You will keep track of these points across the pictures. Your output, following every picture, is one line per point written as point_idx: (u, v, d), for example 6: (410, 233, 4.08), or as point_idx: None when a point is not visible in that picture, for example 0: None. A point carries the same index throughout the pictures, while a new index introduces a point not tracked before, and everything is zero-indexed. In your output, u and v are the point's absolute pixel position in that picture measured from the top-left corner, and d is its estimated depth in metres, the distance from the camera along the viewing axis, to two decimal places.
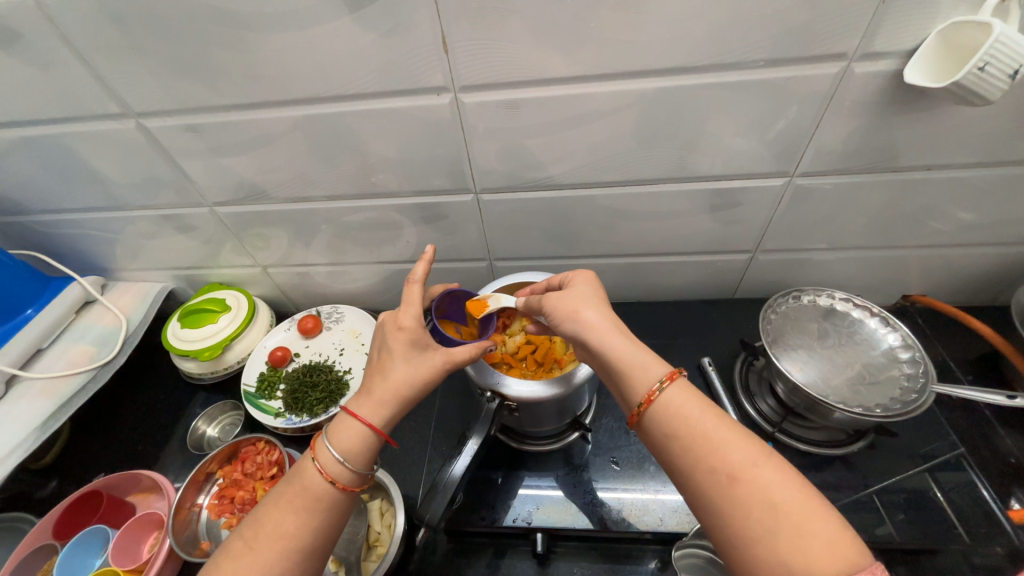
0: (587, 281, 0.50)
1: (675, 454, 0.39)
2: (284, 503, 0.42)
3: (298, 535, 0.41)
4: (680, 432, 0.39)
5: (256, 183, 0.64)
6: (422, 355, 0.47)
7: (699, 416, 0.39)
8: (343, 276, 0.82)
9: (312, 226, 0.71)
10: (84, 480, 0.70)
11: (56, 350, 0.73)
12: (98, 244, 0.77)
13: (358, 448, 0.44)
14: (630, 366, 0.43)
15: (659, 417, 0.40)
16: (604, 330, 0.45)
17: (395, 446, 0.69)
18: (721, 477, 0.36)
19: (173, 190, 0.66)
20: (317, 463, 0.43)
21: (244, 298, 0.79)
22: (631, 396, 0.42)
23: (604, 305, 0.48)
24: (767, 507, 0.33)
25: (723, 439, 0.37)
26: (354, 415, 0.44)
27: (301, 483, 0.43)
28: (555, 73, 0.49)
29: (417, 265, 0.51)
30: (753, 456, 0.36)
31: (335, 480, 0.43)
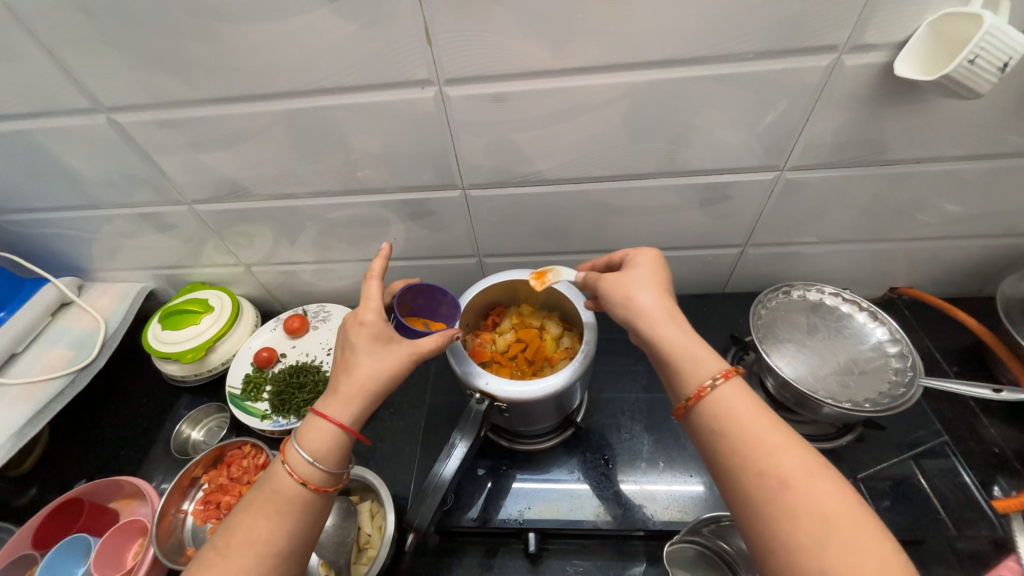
0: (648, 262, 0.49)
1: (722, 453, 0.39)
2: (258, 509, 0.41)
3: (272, 538, 0.40)
4: (729, 431, 0.39)
5: (236, 180, 0.62)
6: (385, 348, 0.46)
7: (752, 419, 0.39)
8: (330, 274, 0.80)
9: (296, 224, 0.69)
10: (66, 486, 0.69)
11: (32, 354, 0.70)
12: (72, 244, 0.75)
13: (327, 448, 0.43)
14: (683, 360, 0.42)
15: (709, 415, 0.40)
16: (659, 318, 0.44)
17: (385, 446, 0.68)
18: (769, 483, 0.36)
19: (150, 188, 0.64)
20: (287, 466, 0.42)
21: (227, 298, 0.77)
22: (680, 387, 0.42)
23: (663, 290, 0.47)
24: (816, 518, 0.34)
25: (776, 446, 0.37)
26: (322, 416, 0.43)
27: (273, 487, 0.42)
28: (543, 66, 0.47)
29: (372, 263, 0.51)
30: (808, 466, 0.36)
31: (307, 482, 0.42)
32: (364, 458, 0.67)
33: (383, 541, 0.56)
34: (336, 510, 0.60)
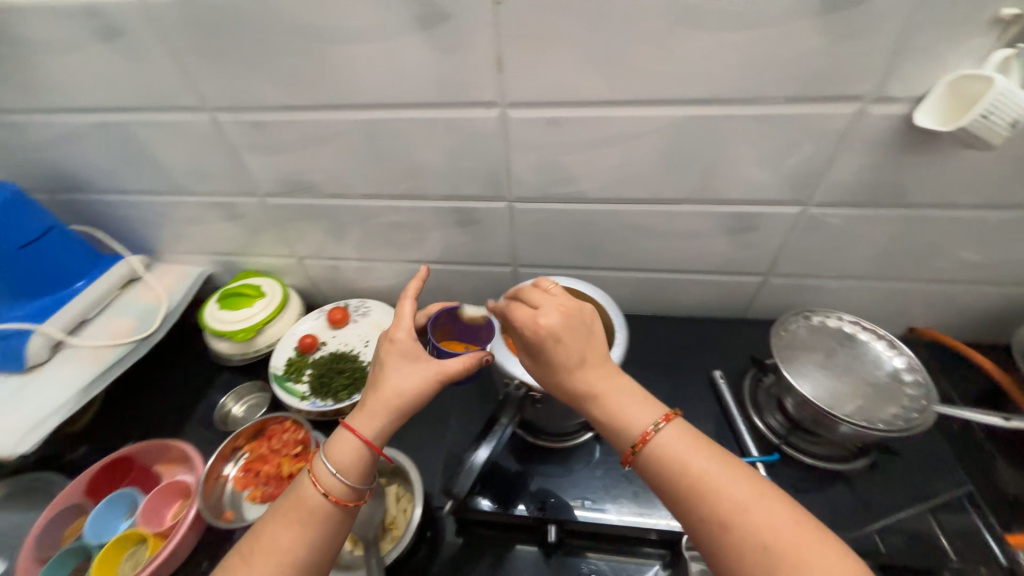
0: (551, 306, 0.48)
1: (673, 502, 0.43)
2: (285, 519, 0.45)
3: (294, 549, 0.44)
4: (672, 483, 0.42)
5: (307, 179, 0.69)
6: (413, 366, 0.49)
7: (694, 455, 0.43)
8: (373, 273, 0.86)
9: (352, 223, 0.76)
10: (114, 447, 0.73)
11: (101, 321, 0.77)
12: (148, 225, 0.83)
13: (352, 463, 0.47)
14: (627, 410, 0.45)
15: (658, 457, 0.43)
16: (595, 377, 0.47)
17: (411, 434, 0.71)
18: (713, 525, 0.40)
19: (229, 180, 0.71)
20: (313, 479, 0.46)
21: (278, 286, 0.83)
22: (626, 436, 0.44)
23: (589, 345, 0.48)
24: (761, 551, 0.38)
25: (714, 488, 0.41)
26: (351, 430, 0.47)
27: (298, 498, 0.46)
28: (596, 97, 0.54)
29: (410, 283, 0.55)
30: (751, 489, 0.41)
31: (330, 496, 0.46)
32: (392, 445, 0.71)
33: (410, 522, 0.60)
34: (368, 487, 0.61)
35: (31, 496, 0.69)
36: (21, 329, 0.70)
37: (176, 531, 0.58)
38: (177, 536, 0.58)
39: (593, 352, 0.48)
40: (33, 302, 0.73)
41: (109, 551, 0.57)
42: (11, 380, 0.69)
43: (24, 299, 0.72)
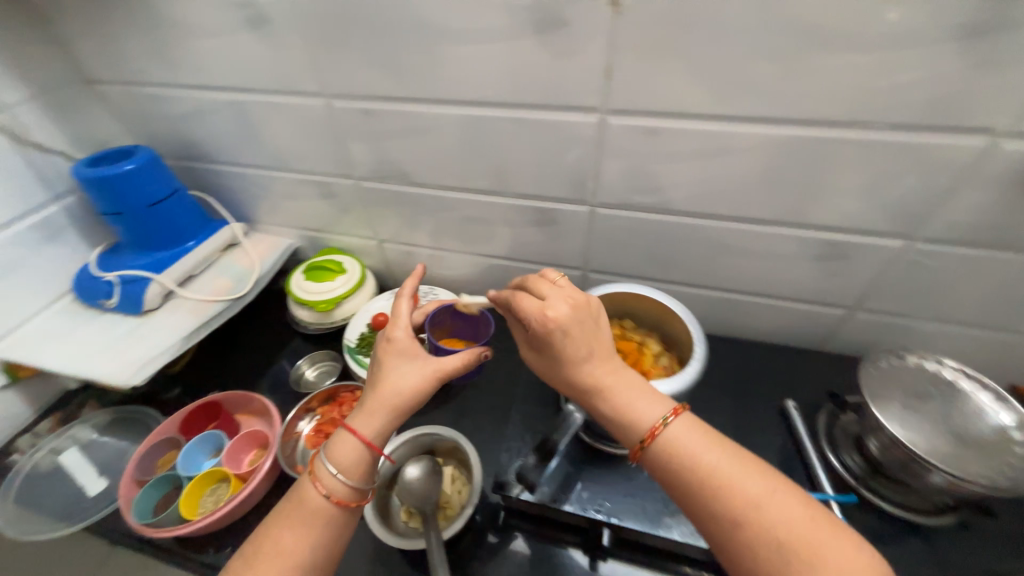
0: (558, 300, 0.50)
1: (686, 499, 0.44)
2: (287, 522, 0.48)
3: (298, 551, 0.46)
4: (685, 480, 0.44)
5: (402, 166, 0.73)
6: (410, 364, 0.53)
7: (705, 449, 0.45)
8: (445, 262, 0.89)
9: (435, 212, 0.79)
10: (202, 392, 0.80)
11: (204, 280, 0.85)
12: (251, 197, 0.90)
13: (352, 462, 0.50)
14: (635, 406, 0.47)
15: (669, 452, 0.45)
16: (605, 370, 0.49)
17: (470, 421, 0.73)
18: (725, 519, 0.42)
19: (331, 161, 0.77)
20: (314, 480, 0.49)
21: (357, 265, 0.88)
22: (636, 432, 0.47)
23: (595, 339, 0.50)
24: (774, 547, 0.40)
25: (726, 485, 0.43)
26: (352, 431, 0.51)
27: (301, 500, 0.49)
28: (701, 109, 0.54)
29: (405, 287, 0.60)
30: (763, 484, 0.43)
31: (331, 497, 0.49)
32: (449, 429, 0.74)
33: (466, 502, 0.62)
34: (425, 465, 0.64)
35: (133, 427, 0.77)
36: (141, 276, 0.78)
37: (252, 479, 0.62)
38: (253, 483, 0.62)
39: (597, 345, 0.50)
40: (151, 254, 0.81)
41: (197, 485, 0.63)
42: (127, 322, 0.77)
43: (145, 251, 0.81)
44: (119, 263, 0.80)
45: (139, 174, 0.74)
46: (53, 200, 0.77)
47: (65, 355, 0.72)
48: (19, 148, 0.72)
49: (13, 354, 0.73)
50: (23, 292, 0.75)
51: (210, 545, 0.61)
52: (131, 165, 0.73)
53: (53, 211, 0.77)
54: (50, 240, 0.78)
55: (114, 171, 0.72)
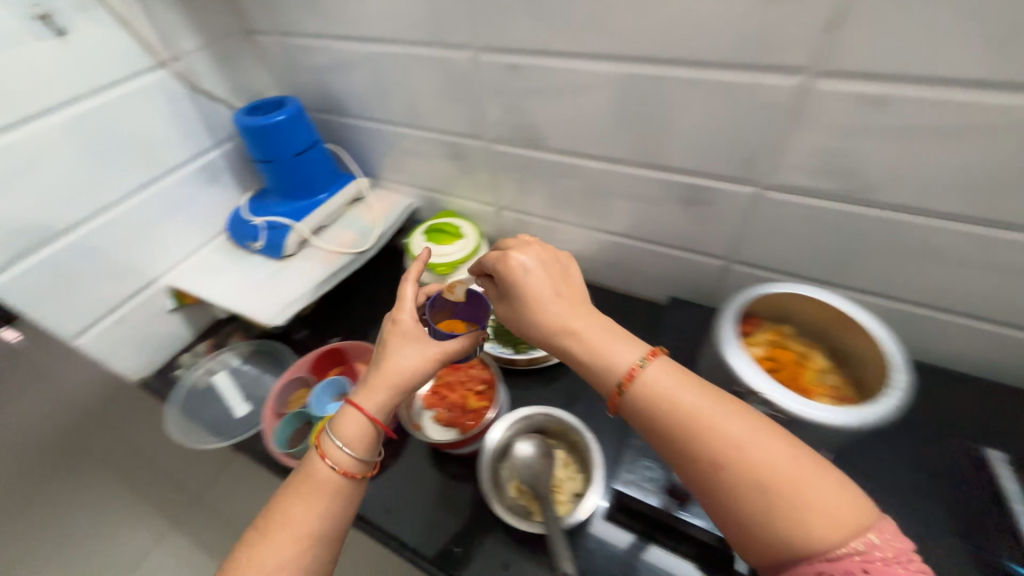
0: (537, 276, 0.51)
1: (666, 444, 0.42)
2: (296, 497, 0.50)
3: (305, 520, 0.49)
4: (665, 425, 0.42)
5: (541, 129, 0.68)
6: (415, 346, 0.55)
7: (685, 393, 0.42)
8: (564, 236, 0.84)
9: (565, 182, 0.74)
10: (326, 337, 0.86)
11: (333, 231, 0.89)
12: (380, 154, 0.92)
13: (356, 436, 0.52)
14: (610, 352, 0.46)
15: (648, 396, 0.43)
16: (594, 322, 0.48)
17: (581, 406, 0.71)
18: (706, 463, 0.39)
19: (466, 120, 0.74)
20: (320, 456, 0.52)
21: (474, 231, 0.87)
22: (611, 377, 0.45)
23: (577, 303, 0.50)
24: (757, 489, 0.38)
25: (704, 427, 0.40)
26: (357, 410, 0.52)
27: (309, 474, 0.51)
28: (955, 74, 0.42)
29: (411, 267, 0.61)
30: (745, 426, 0.40)
31: (336, 468, 0.51)
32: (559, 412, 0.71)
33: (582, 490, 0.60)
34: (538, 445, 0.62)
35: (270, 360, 0.85)
36: (282, 223, 0.83)
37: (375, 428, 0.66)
38: None
39: (569, 297, 0.50)
40: (291, 203, 0.86)
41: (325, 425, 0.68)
42: (269, 265, 0.83)
43: (286, 199, 0.86)
44: (264, 209, 0.86)
45: (288, 126, 0.77)
46: (215, 144, 0.84)
47: (220, 289, 0.79)
48: (192, 93, 0.77)
49: (181, 283, 0.82)
50: (190, 227, 0.83)
51: None
52: (281, 116, 0.76)
53: (214, 155, 0.84)
54: (212, 182, 0.85)
55: (267, 121, 0.76)
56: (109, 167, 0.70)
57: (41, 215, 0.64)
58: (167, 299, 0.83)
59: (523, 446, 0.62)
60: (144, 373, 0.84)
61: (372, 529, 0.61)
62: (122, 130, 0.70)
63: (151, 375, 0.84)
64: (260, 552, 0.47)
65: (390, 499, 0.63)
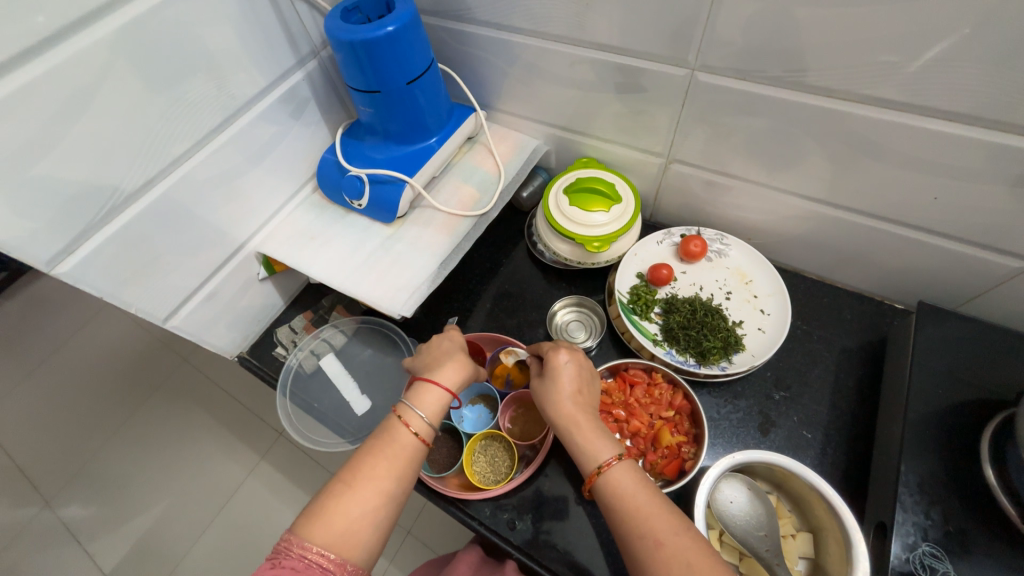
0: (567, 374, 0.50)
1: (617, 529, 0.42)
2: (379, 454, 0.45)
3: (386, 479, 0.44)
4: (620, 509, 0.42)
5: (805, 52, 0.45)
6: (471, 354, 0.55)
7: (637, 490, 0.42)
8: (758, 205, 0.63)
9: (805, 132, 0.52)
10: (443, 318, 0.72)
11: (449, 185, 0.70)
12: (506, 80, 0.68)
13: (437, 408, 0.50)
14: (586, 437, 0.46)
15: (605, 485, 0.44)
16: (568, 399, 0.49)
17: (779, 432, 0.58)
18: (645, 549, 0.39)
19: (670, 31, 0.50)
20: (404, 422, 0.47)
21: (632, 192, 0.67)
22: (586, 460, 0.45)
23: (588, 395, 0.50)
24: (683, 568, 0.37)
25: (651, 511, 0.41)
26: (439, 384, 0.50)
27: (391, 438, 0.47)
28: None
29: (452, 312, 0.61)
30: (681, 528, 0.40)
31: (419, 435, 0.47)
32: (753, 437, 0.58)
33: (811, 552, 0.50)
34: (752, 495, 0.51)
35: (381, 340, 0.75)
36: (393, 177, 0.64)
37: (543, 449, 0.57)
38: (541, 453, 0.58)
39: (587, 400, 0.50)
40: (396, 148, 0.66)
41: (473, 443, 0.60)
42: (379, 230, 0.67)
43: (390, 143, 0.66)
44: (364, 155, 0.66)
45: (400, 41, 0.54)
46: (297, 64, 0.62)
47: (326, 263, 0.65)
48: None
49: (273, 249, 0.67)
50: (276, 177, 0.66)
51: (488, 499, 0.58)
52: (393, 26, 0.53)
53: (298, 80, 0.63)
54: (297, 117, 0.65)
55: (374, 34, 0.52)
56: (176, 102, 0.50)
57: (104, 174, 0.47)
58: (258, 266, 0.69)
59: (724, 491, 0.51)
60: (241, 348, 0.73)
61: (542, 566, 0.54)
62: (186, 45, 0.49)
63: (248, 350, 0.74)
64: (339, 503, 0.42)
65: (557, 528, 0.56)
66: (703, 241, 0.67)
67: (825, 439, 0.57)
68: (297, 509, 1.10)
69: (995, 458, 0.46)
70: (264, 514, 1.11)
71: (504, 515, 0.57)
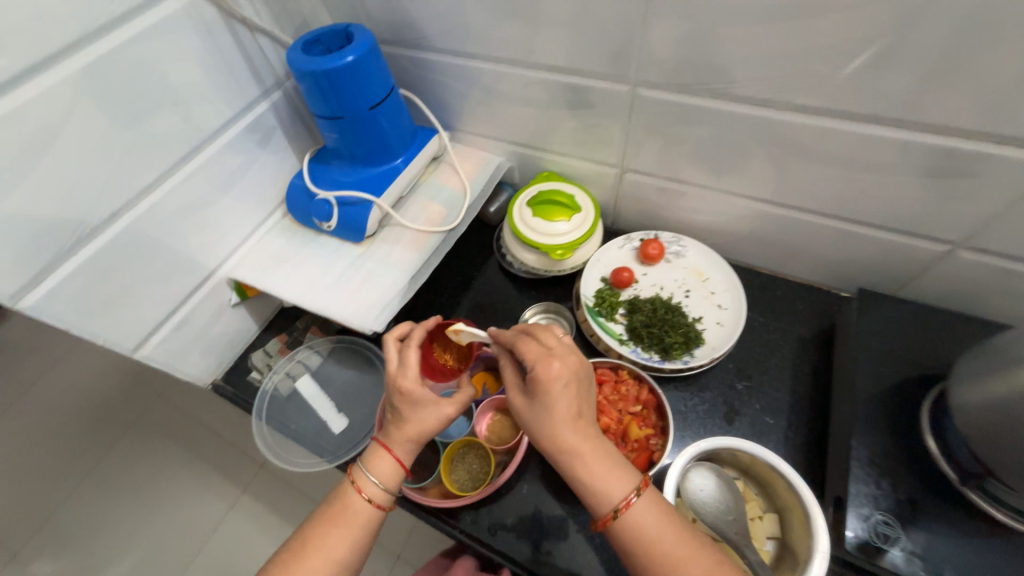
0: (565, 390, 0.45)
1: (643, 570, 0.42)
2: (330, 523, 0.46)
3: (336, 549, 0.45)
4: (646, 550, 0.42)
5: (729, 66, 0.50)
6: (428, 404, 0.49)
7: (663, 528, 0.42)
8: (708, 207, 0.68)
9: (739, 138, 0.57)
10: None
11: (417, 203, 0.73)
12: (466, 102, 0.71)
13: (390, 472, 0.49)
14: (602, 471, 0.44)
15: (629, 528, 0.42)
16: (574, 423, 0.45)
17: (743, 420, 0.61)
18: None
19: (609, 52, 0.54)
20: (356, 489, 0.48)
21: (591, 201, 0.70)
22: (604, 499, 0.43)
23: (588, 410, 0.47)
24: None
25: (682, 552, 0.41)
26: (388, 449, 0.49)
27: (342, 504, 0.47)
28: None
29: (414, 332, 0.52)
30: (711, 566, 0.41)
31: (372, 502, 0.48)
32: (719, 427, 0.60)
33: (777, 532, 0.52)
34: (720, 481, 0.53)
35: (356, 359, 0.75)
36: (360, 198, 0.66)
37: (517, 451, 0.59)
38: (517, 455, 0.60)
39: (586, 418, 0.46)
40: (363, 170, 0.68)
41: (450, 451, 0.61)
42: (349, 250, 0.69)
43: (357, 166, 0.69)
44: (332, 179, 0.69)
45: (360, 70, 0.57)
46: (262, 95, 0.65)
47: (297, 285, 0.66)
48: (230, 24, 0.57)
49: (244, 274, 0.68)
50: (246, 204, 0.68)
51: (467, 507, 0.59)
52: (352, 56, 0.56)
53: (263, 110, 0.66)
54: (264, 145, 0.67)
55: (334, 64, 0.55)
56: (142, 137, 0.52)
57: (70, 209, 0.48)
58: (230, 292, 0.70)
59: (693, 479, 0.53)
60: (215, 376, 0.73)
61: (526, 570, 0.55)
62: (152, 82, 0.51)
63: (223, 377, 0.74)
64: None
65: (538, 530, 0.57)
66: (660, 244, 0.71)
67: (786, 423, 0.60)
68: (281, 540, 1.08)
69: (935, 427, 0.49)
70: (247, 550, 1.07)
71: (485, 522, 0.58)
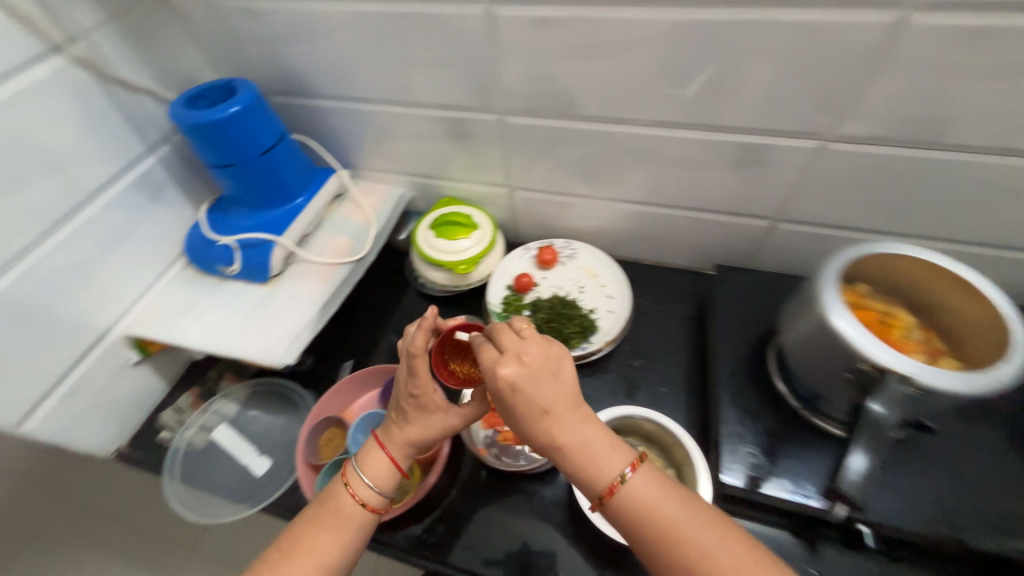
0: (526, 387, 0.43)
1: (647, 548, 0.41)
2: (321, 524, 0.47)
3: (326, 549, 0.45)
4: (647, 528, 0.41)
5: (570, 93, 0.60)
6: (429, 410, 0.50)
7: (664, 504, 0.41)
8: (588, 212, 0.77)
9: (595, 152, 0.66)
10: (337, 363, 0.75)
11: (323, 238, 0.75)
12: (360, 141, 0.77)
13: (384, 475, 0.49)
14: (590, 457, 0.42)
15: (625, 508, 0.41)
16: (550, 415, 0.43)
17: (642, 393, 0.68)
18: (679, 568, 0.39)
19: (473, 89, 0.63)
20: (350, 490, 0.48)
21: (488, 218, 0.77)
22: (595, 483, 0.42)
23: (567, 400, 0.44)
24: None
25: (685, 527, 0.40)
26: (382, 448, 0.50)
27: (335, 505, 0.48)
28: None
29: (420, 337, 0.50)
30: (717, 534, 0.40)
31: (365, 505, 0.48)
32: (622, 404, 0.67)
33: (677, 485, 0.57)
34: None
35: (273, 401, 0.74)
36: (262, 240, 0.68)
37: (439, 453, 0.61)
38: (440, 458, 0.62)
39: (565, 408, 0.44)
40: (264, 213, 0.71)
41: None
42: (255, 291, 0.70)
43: (256, 210, 0.71)
44: (231, 225, 0.70)
45: (247, 119, 0.61)
46: (149, 150, 0.66)
47: (203, 332, 0.66)
48: (107, 87, 0.59)
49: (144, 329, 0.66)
50: (140, 259, 0.67)
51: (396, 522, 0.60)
52: (237, 107, 0.59)
53: (151, 165, 0.66)
54: (156, 200, 0.68)
55: (218, 115, 0.58)
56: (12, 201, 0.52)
57: None
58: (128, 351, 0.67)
59: None
60: (119, 444, 0.69)
61: (457, 569, 0.57)
62: (23, 148, 0.52)
63: (129, 444, 0.70)
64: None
65: (469, 531, 0.59)
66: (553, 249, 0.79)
67: (677, 390, 0.68)
68: None
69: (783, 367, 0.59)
70: None
71: (415, 532, 0.59)
